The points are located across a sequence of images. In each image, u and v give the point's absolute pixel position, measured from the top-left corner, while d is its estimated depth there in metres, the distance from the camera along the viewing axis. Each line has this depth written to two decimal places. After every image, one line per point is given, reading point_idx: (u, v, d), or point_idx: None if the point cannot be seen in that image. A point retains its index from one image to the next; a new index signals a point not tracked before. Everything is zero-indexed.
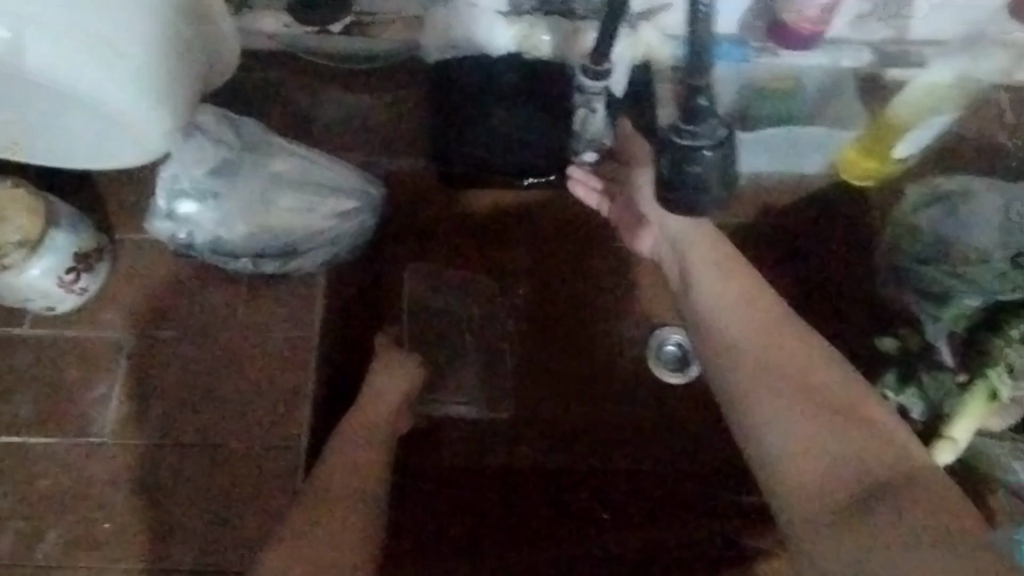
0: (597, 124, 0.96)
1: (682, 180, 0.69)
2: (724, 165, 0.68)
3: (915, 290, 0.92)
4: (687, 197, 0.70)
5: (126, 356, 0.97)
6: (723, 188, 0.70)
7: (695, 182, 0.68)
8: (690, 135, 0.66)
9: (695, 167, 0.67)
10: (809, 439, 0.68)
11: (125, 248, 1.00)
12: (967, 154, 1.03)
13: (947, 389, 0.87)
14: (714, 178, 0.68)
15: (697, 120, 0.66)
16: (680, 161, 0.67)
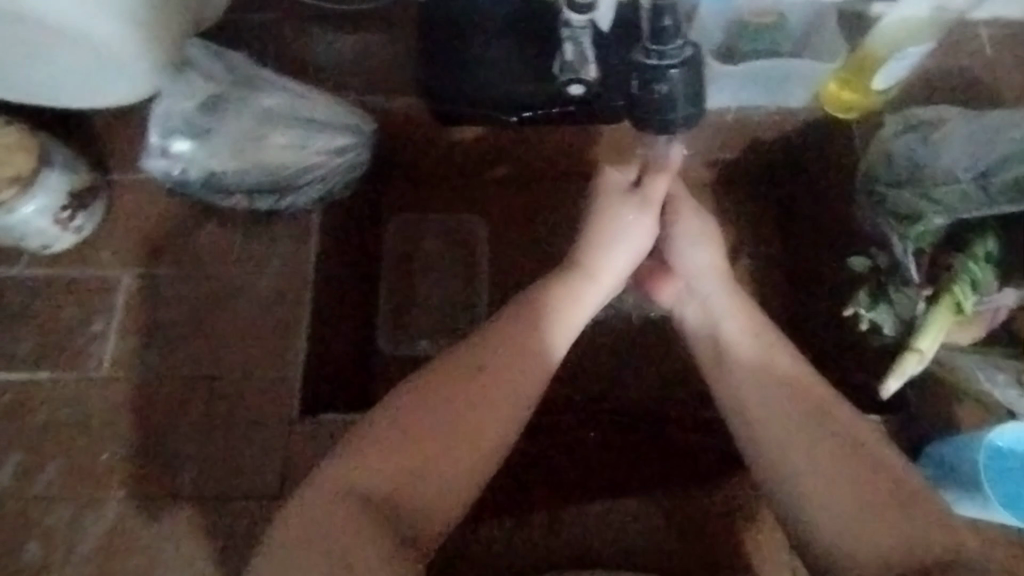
0: (583, 58, 0.96)
1: (654, 99, 0.88)
2: (689, 84, 0.87)
3: (886, 215, 0.93)
4: (663, 117, 0.89)
5: (124, 293, 0.98)
6: (690, 107, 0.89)
7: (665, 100, 0.88)
8: (656, 56, 0.85)
9: (663, 85, 0.86)
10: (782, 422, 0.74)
11: (118, 188, 1.01)
12: (945, 85, 1.06)
13: (913, 305, 0.88)
14: (680, 94, 0.87)
15: (664, 42, 0.84)
16: (651, 80, 0.86)
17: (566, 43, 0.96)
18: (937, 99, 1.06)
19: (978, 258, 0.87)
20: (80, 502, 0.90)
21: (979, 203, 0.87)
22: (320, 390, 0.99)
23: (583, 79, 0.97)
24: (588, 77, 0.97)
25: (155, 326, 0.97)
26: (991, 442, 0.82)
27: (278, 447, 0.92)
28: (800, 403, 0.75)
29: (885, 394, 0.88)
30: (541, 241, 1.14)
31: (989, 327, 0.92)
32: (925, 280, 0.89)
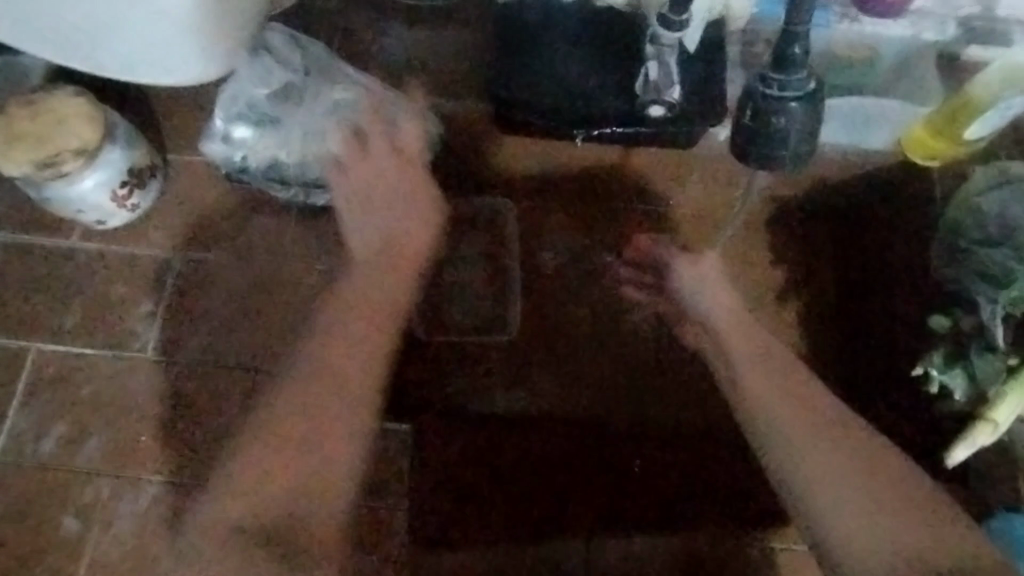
0: (669, 78, 0.91)
1: (767, 133, 0.76)
2: (806, 122, 0.75)
3: (970, 271, 0.88)
4: (771, 153, 0.77)
5: (173, 274, 0.97)
6: (804, 146, 0.77)
7: (777, 135, 0.76)
8: (779, 85, 0.74)
9: (781, 118, 0.74)
10: (809, 434, 0.75)
11: (178, 168, 1.01)
12: None
13: (992, 374, 0.82)
14: (794, 131, 0.75)
15: (787, 69, 0.73)
16: (767, 111, 0.74)
17: (652, 60, 0.90)
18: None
19: None
20: (120, 483, 0.90)
21: None
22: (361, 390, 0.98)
23: (665, 101, 0.92)
24: (671, 99, 0.92)
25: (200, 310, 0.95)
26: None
27: None
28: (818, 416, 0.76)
29: (952, 462, 0.85)
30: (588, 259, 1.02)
31: None
32: (1010, 345, 0.83)
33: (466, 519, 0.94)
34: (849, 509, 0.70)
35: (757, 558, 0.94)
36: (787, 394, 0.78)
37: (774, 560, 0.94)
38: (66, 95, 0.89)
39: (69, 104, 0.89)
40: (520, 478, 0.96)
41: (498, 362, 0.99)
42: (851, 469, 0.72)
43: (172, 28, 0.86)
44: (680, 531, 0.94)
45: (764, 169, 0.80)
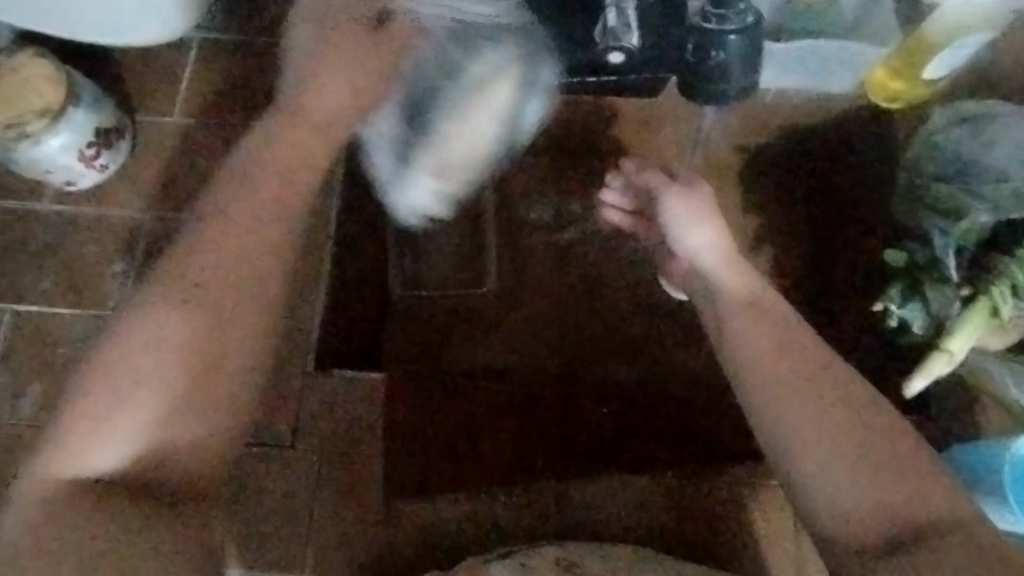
0: (626, 23, 0.91)
1: (707, 65, 0.93)
2: (743, 51, 0.91)
3: (928, 208, 0.89)
4: (713, 85, 0.96)
5: (145, 235, 0.98)
6: (741, 78, 0.95)
7: (716, 67, 0.93)
8: (717, 21, 0.89)
9: (720, 51, 0.91)
10: (778, 360, 0.70)
11: (146, 130, 1.01)
12: (1008, 80, 1.01)
13: (949, 305, 0.85)
14: (733, 63, 0.92)
15: (723, 8, 0.89)
16: (706, 46, 0.90)
17: (610, 8, 0.91)
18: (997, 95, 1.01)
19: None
20: None
21: None
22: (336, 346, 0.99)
23: (624, 47, 0.92)
24: (630, 46, 0.92)
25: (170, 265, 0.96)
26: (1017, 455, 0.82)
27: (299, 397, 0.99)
28: (811, 364, 0.69)
29: (910, 392, 0.87)
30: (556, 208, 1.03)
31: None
32: (963, 277, 0.85)
33: (439, 473, 0.96)
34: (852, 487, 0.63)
35: (729, 505, 0.94)
36: (779, 344, 0.71)
37: (744, 506, 0.94)
38: (33, 57, 0.92)
39: (36, 67, 0.92)
40: (494, 432, 0.98)
41: (469, 322, 1.01)
42: (857, 455, 0.64)
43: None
44: (654, 474, 0.96)
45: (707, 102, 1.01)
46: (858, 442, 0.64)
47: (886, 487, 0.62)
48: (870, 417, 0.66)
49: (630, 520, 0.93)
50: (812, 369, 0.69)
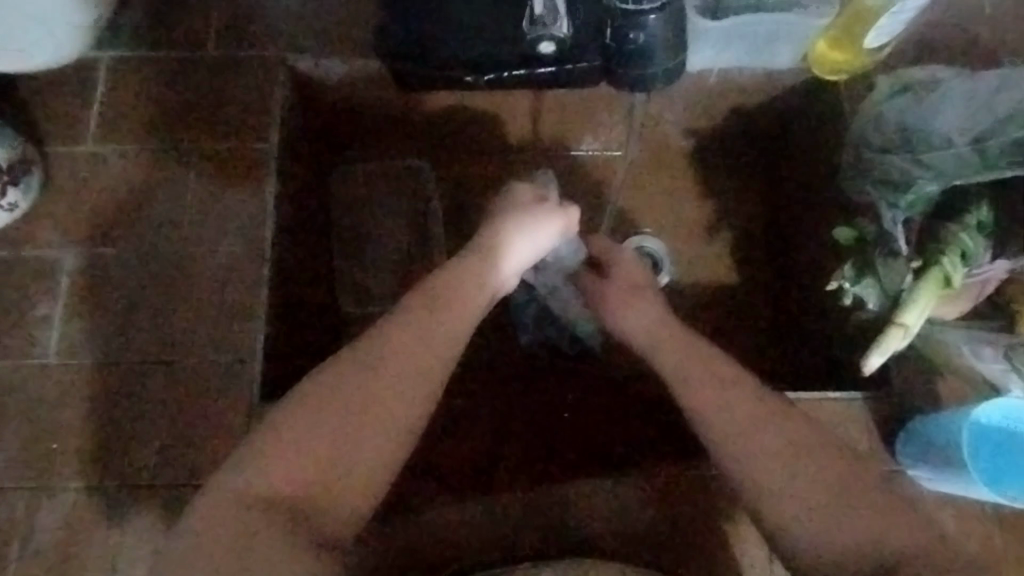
0: (554, 11, 0.87)
1: (631, 47, 0.86)
2: (668, 30, 0.85)
3: (873, 181, 0.88)
4: (640, 66, 0.87)
5: (66, 274, 0.92)
6: (671, 57, 0.86)
7: (643, 48, 0.85)
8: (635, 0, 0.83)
9: (641, 33, 0.84)
10: (733, 389, 0.70)
11: (58, 160, 0.96)
12: (945, 42, 1.00)
13: (900, 280, 0.83)
14: (658, 42, 0.85)
15: None
16: (628, 26, 0.84)
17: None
18: (936, 58, 0.99)
19: (971, 226, 0.83)
20: (28, 496, 0.84)
21: (973, 170, 0.82)
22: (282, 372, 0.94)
23: (555, 35, 0.88)
24: (560, 33, 0.88)
25: (171, 305, 0.91)
26: (977, 419, 0.79)
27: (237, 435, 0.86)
28: (746, 391, 0.70)
29: (866, 368, 0.84)
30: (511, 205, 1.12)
31: (975, 298, 0.88)
32: (912, 250, 0.84)
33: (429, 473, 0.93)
34: (792, 496, 0.65)
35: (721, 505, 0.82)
36: (704, 364, 0.73)
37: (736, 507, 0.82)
38: None
39: None
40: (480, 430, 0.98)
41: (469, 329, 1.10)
42: (814, 476, 0.65)
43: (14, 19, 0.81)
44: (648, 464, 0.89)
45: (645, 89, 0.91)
46: (790, 447, 0.67)
47: (816, 491, 0.65)
48: (793, 443, 0.67)
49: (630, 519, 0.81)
50: (736, 384, 0.71)
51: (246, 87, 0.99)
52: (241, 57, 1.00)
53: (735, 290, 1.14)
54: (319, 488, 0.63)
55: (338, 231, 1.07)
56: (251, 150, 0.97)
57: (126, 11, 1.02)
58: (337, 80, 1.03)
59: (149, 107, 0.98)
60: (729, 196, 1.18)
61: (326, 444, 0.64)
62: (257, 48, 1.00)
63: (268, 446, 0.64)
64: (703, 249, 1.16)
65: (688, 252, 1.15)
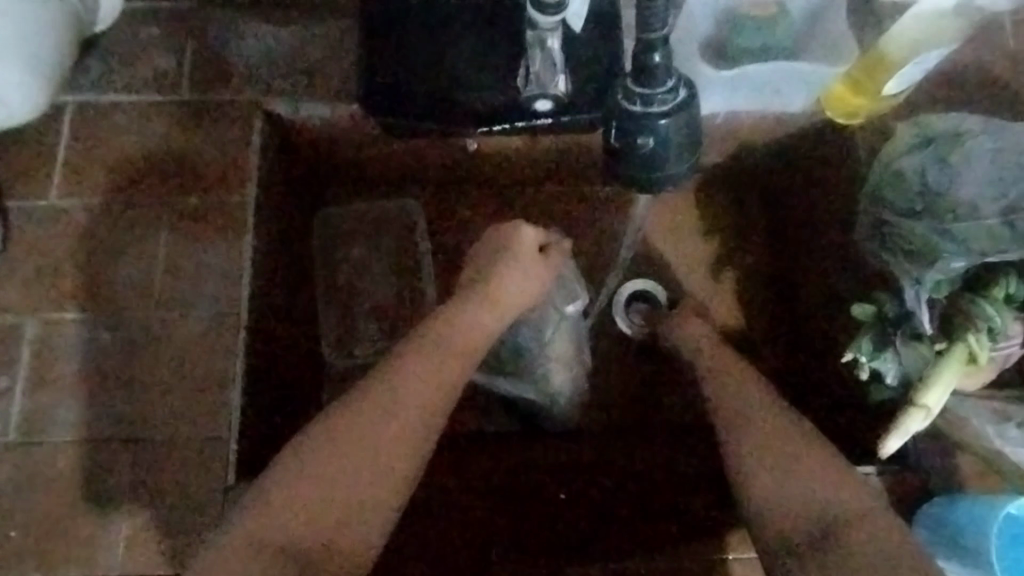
0: (551, 68, 0.82)
1: (636, 155, 0.67)
2: (684, 137, 0.66)
3: (891, 249, 0.80)
4: (646, 176, 0.68)
5: (27, 342, 0.87)
6: (685, 163, 0.67)
7: (651, 157, 0.66)
8: (643, 99, 0.64)
9: (651, 139, 0.65)
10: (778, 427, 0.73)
11: (19, 217, 0.90)
12: (975, 81, 0.92)
13: (921, 359, 0.78)
14: (672, 149, 0.66)
15: (648, 80, 0.64)
16: (632, 130, 0.65)
17: (534, 49, 0.80)
18: (964, 100, 0.91)
19: (997, 301, 0.76)
20: None
21: (1003, 245, 0.76)
22: (260, 444, 0.88)
23: (550, 92, 0.84)
24: (557, 90, 0.84)
25: (142, 374, 0.85)
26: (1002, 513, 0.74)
27: (212, 517, 0.81)
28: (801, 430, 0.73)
29: (886, 453, 0.77)
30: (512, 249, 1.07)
31: (997, 369, 0.82)
32: (935, 329, 0.78)
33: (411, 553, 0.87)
34: (799, 491, 0.68)
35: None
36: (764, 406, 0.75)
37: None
38: None
39: None
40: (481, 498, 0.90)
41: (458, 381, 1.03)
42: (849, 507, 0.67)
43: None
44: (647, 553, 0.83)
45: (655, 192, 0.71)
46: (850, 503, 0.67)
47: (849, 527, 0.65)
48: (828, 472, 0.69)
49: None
50: (789, 430, 0.72)
51: (218, 133, 0.92)
52: (213, 101, 0.93)
53: (744, 336, 1.06)
54: (297, 552, 0.67)
55: (325, 275, 1.05)
56: (223, 203, 0.90)
57: (91, 52, 0.95)
58: (316, 123, 0.96)
59: (115, 156, 0.92)
60: (733, 239, 1.10)
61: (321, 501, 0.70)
62: (230, 92, 0.94)
63: (263, 514, 0.69)
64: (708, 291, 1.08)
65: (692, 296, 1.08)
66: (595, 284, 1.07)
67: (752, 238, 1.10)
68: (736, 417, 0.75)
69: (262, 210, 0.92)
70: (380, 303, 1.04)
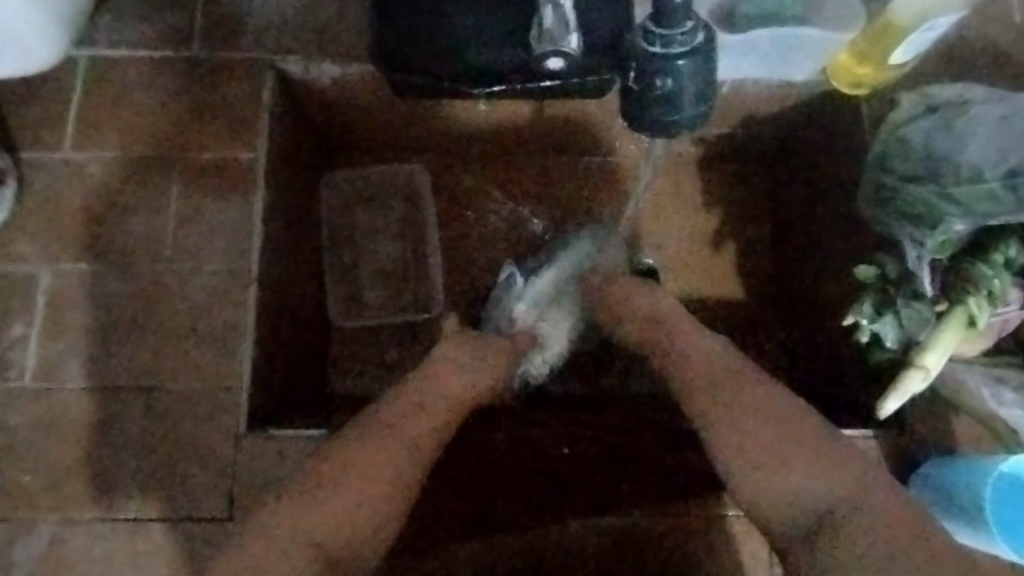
0: (565, 25, 0.78)
1: (654, 97, 0.71)
2: (698, 76, 0.70)
3: (895, 213, 0.82)
4: (661, 118, 0.73)
5: (43, 292, 0.88)
6: (699, 106, 0.72)
7: (669, 98, 0.71)
8: (662, 41, 0.69)
9: (668, 79, 0.70)
10: (756, 386, 0.74)
11: (32, 169, 0.91)
12: (984, 52, 0.92)
13: (921, 319, 0.77)
14: (688, 90, 0.71)
15: (668, 22, 0.68)
16: (652, 71, 0.70)
17: (545, 5, 0.78)
18: (973, 70, 0.92)
19: (997, 263, 0.76)
20: (9, 527, 0.81)
21: (1007, 206, 0.75)
22: (269, 398, 0.89)
23: (564, 52, 0.78)
24: (571, 50, 0.78)
25: (155, 326, 0.86)
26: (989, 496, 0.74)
27: (223, 466, 0.82)
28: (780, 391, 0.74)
29: (882, 413, 0.78)
30: (518, 213, 1.08)
31: (996, 335, 0.83)
32: (937, 292, 0.79)
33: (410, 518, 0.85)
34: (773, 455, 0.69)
35: (726, 548, 0.81)
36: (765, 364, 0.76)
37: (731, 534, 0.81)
38: None
39: None
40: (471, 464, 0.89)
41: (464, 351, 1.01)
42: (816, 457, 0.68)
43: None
44: (624, 510, 0.83)
45: (663, 137, 0.75)
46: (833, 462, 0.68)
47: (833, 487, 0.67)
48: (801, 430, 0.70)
49: (588, 546, 0.82)
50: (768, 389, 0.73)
51: (230, 90, 0.93)
52: (224, 59, 0.94)
53: (745, 304, 1.08)
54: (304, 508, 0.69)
55: (331, 238, 1.06)
56: (234, 160, 0.91)
57: (102, 8, 0.96)
58: (326, 83, 0.97)
59: (127, 112, 0.93)
60: (737, 209, 1.11)
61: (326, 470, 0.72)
62: (240, 50, 0.94)
63: None
64: (711, 258, 1.09)
65: (696, 265, 1.08)
66: None
67: (757, 210, 1.11)
68: (741, 378, 0.75)
69: (272, 168, 0.93)
70: (387, 266, 1.05)
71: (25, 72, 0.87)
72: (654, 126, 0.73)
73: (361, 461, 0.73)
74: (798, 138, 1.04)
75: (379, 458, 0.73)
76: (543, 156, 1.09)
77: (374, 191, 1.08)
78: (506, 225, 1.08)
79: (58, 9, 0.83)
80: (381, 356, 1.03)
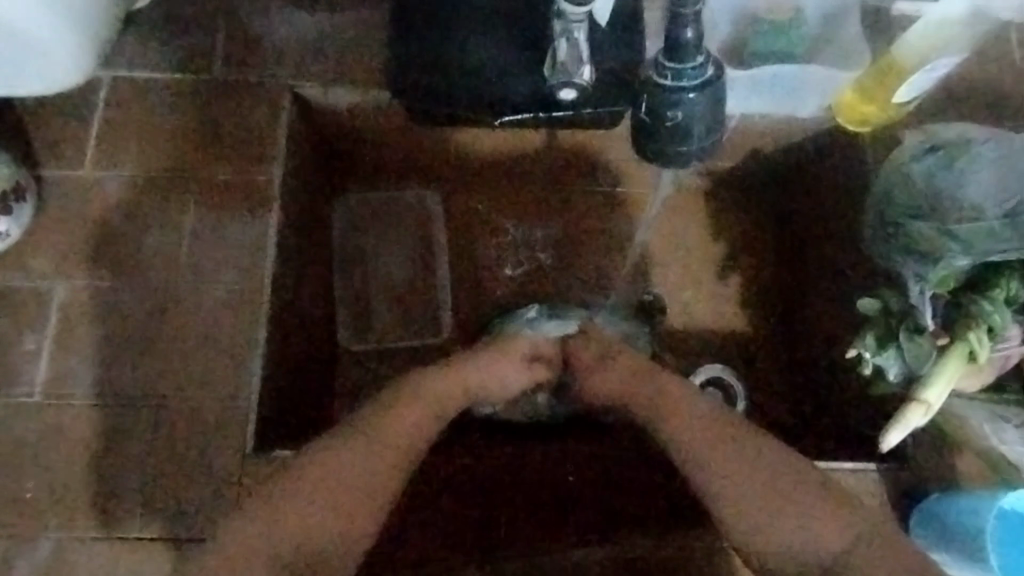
0: (578, 58, 0.79)
1: (665, 128, 0.73)
2: (709, 109, 0.72)
3: (899, 247, 0.82)
4: (672, 148, 0.74)
5: (56, 306, 0.89)
6: (708, 138, 0.74)
7: (679, 130, 0.73)
8: (673, 74, 0.71)
9: (678, 111, 0.72)
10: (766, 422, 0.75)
11: (51, 185, 0.93)
12: (983, 94, 0.95)
13: (925, 354, 0.78)
14: (697, 123, 0.73)
15: (680, 57, 0.71)
16: (663, 103, 0.72)
17: (559, 39, 0.79)
18: (973, 111, 0.94)
19: (998, 300, 0.77)
20: (12, 540, 0.81)
21: (1013, 245, 0.76)
22: (274, 417, 0.89)
23: (574, 83, 0.80)
24: (582, 81, 0.81)
25: (166, 341, 0.87)
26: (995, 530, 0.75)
27: (228, 483, 0.82)
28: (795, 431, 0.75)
29: (884, 446, 0.77)
30: (527, 241, 1.10)
31: (998, 371, 0.84)
32: (940, 326, 0.79)
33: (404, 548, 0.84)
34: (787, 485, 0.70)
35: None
36: None
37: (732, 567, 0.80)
38: None
39: None
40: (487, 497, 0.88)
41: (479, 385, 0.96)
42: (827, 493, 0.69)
43: (27, 60, 0.83)
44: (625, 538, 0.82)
45: (671, 167, 0.77)
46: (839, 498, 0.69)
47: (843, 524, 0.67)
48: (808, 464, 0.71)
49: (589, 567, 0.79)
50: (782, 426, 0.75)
51: (248, 112, 0.95)
52: (243, 81, 0.96)
53: (749, 335, 1.09)
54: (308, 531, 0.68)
55: (341, 260, 1.07)
56: (248, 180, 0.93)
57: (129, 31, 0.99)
58: (342, 108, 0.99)
59: (147, 131, 0.95)
60: (742, 242, 1.12)
61: (325, 490, 0.71)
62: (259, 74, 0.97)
63: (277, 500, 0.70)
64: (714, 289, 1.10)
65: (700, 296, 1.09)
66: (605, 276, 1.09)
67: (761, 244, 1.13)
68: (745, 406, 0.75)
69: (286, 190, 0.95)
70: (396, 289, 1.07)
71: (49, 90, 0.89)
72: (664, 156, 0.75)
73: (361, 478, 0.72)
74: (800, 173, 1.06)
75: (381, 479, 0.73)
76: (550, 183, 1.11)
77: (387, 215, 1.10)
78: (513, 252, 1.10)
79: (87, 31, 0.85)
80: (386, 378, 1.03)
